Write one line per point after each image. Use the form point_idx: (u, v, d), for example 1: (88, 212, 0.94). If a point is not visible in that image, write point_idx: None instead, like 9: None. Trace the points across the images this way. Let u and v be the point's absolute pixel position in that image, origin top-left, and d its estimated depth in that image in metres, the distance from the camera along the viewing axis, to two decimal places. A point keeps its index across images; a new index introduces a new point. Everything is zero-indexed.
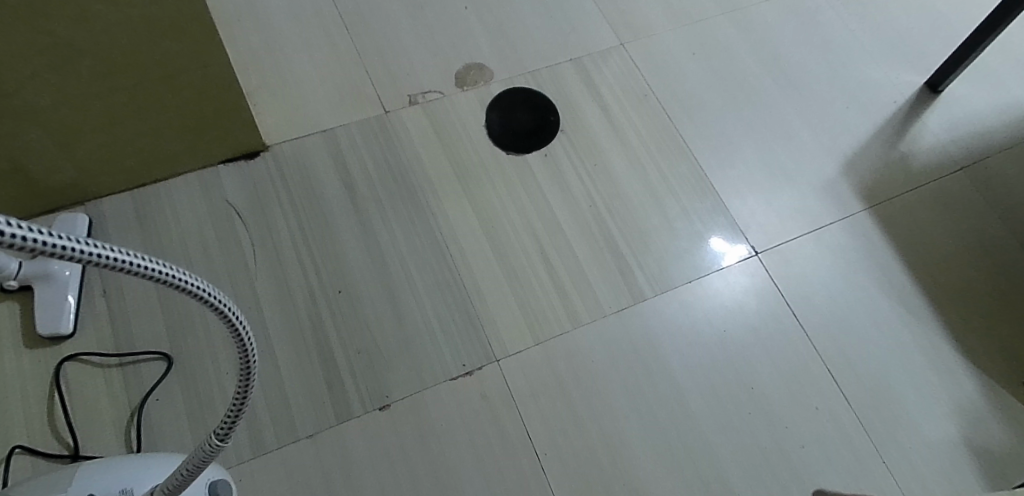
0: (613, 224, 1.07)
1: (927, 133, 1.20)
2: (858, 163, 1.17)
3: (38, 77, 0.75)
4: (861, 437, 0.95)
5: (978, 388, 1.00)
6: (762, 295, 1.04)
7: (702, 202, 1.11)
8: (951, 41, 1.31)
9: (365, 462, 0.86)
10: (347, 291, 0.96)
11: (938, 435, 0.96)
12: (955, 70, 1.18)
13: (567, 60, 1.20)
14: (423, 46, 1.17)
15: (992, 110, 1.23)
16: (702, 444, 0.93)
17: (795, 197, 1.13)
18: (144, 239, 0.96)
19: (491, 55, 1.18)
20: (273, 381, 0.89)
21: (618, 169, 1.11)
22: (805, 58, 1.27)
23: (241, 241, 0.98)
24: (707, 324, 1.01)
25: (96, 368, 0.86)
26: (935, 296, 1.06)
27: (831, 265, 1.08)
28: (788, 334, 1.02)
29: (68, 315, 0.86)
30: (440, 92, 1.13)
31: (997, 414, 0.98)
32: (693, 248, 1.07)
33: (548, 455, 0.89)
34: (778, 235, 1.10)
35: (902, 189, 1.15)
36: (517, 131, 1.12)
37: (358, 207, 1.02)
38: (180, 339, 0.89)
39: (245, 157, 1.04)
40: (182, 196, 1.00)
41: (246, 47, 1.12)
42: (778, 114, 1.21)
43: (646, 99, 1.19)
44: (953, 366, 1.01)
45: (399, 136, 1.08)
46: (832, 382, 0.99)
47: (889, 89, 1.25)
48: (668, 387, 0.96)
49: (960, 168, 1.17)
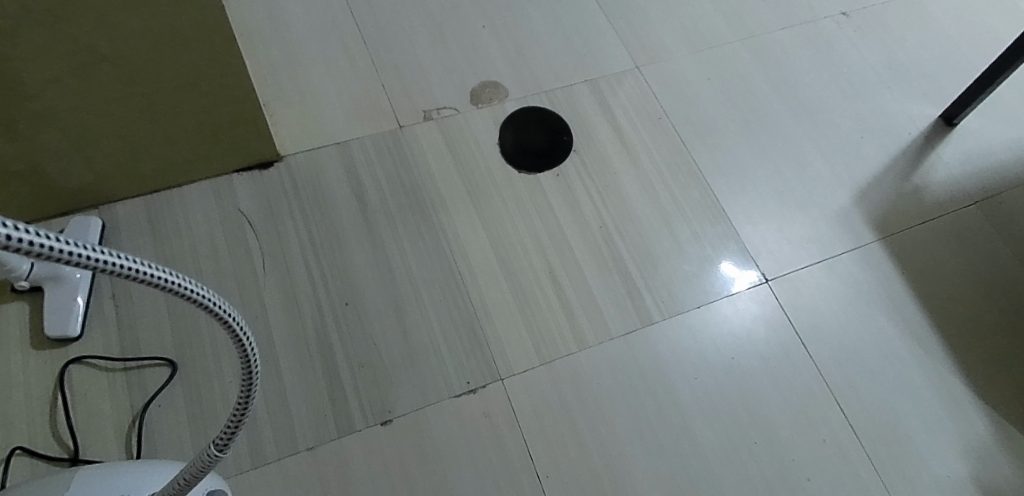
0: (623, 246, 1.06)
1: (942, 165, 1.19)
2: (871, 194, 1.16)
3: (61, 81, 0.77)
4: (868, 471, 0.94)
5: (988, 426, 0.98)
6: (771, 324, 1.03)
7: (713, 227, 1.10)
8: (966, 74, 1.30)
9: (365, 476, 0.85)
10: (354, 305, 0.96)
11: (946, 472, 0.94)
12: (970, 104, 1.18)
13: (581, 81, 1.20)
14: (439, 62, 1.18)
15: (1006, 145, 1.22)
16: (706, 473, 0.91)
17: (807, 225, 1.12)
18: (155, 245, 0.97)
19: (507, 73, 1.19)
20: (275, 392, 0.89)
21: (629, 191, 1.11)
22: (820, 87, 1.27)
23: (250, 251, 0.98)
24: (715, 351, 1.00)
25: (100, 371, 0.86)
26: (947, 332, 1.05)
27: (843, 296, 1.07)
28: (798, 366, 1.00)
29: (76, 317, 0.87)
30: (454, 108, 1.14)
31: (1008, 454, 0.96)
32: (702, 272, 1.06)
33: (549, 476, 0.88)
34: (789, 263, 1.09)
35: (915, 221, 1.14)
36: (530, 149, 1.12)
37: (368, 220, 1.03)
38: (186, 346, 0.89)
39: (259, 167, 1.04)
40: (196, 203, 1.01)
41: (266, 58, 1.13)
42: (792, 142, 1.20)
43: (660, 122, 1.19)
44: (963, 402, 1.00)
45: (412, 150, 1.09)
46: (841, 416, 0.97)
47: (904, 121, 1.24)
48: (673, 412, 0.95)
49: (974, 202, 1.16)
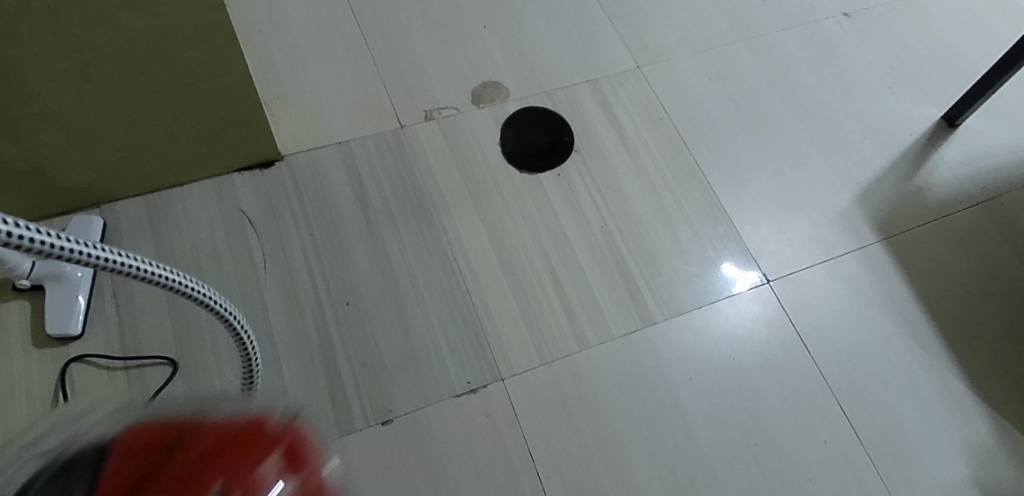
0: (624, 246, 1.06)
1: (943, 166, 1.19)
2: (873, 195, 1.16)
3: (63, 80, 0.77)
4: (870, 473, 0.93)
5: (990, 428, 0.98)
6: (772, 325, 1.03)
7: (714, 227, 1.10)
8: (967, 75, 1.30)
9: (364, 475, 0.85)
10: (355, 305, 0.96)
11: (948, 473, 0.94)
12: (973, 105, 1.18)
13: (583, 81, 1.20)
14: (440, 62, 1.18)
15: (1008, 146, 1.22)
16: (706, 474, 0.91)
17: (809, 226, 1.12)
18: (157, 244, 0.97)
19: (508, 73, 1.19)
20: (276, 391, 0.89)
21: (630, 191, 1.11)
22: (822, 88, 1.27)
23: (251, 251, 0.98)
24: (716, 351, 1.00)
25: (101, 369, 0.86)
26: (948, 333, 1.05)
27: (844, 296, 1.06)
28: (799, 367, 1.00)
29: (77, 315, 0.87)
30: (456, 108, 1.14)
31: (1010, 456, 0.96)
32: (704, 273, 1.06)
33: (549, 476, 0.88)
34: (790, 264, 1.09)
35: (917, 222, 1.14)
36: (531, 149, 1.12)
37: (369, 219, 1.03)
38: (187, 345, 0.90)
39: (260, 166, 1.05)
40: (197, 203, 1.01)
41: (267, 57, 1.13)
42: (793, 143, 1.20)
43: (662, 122, 1.19)
44: (964, 403, 0.99)
45: (413, 150, 1.09)
46: (843, 417, 0.97)
47: (906, 122, 1.24)
48: (674, 413, 0.95)
49: (976, 203, 1.16)
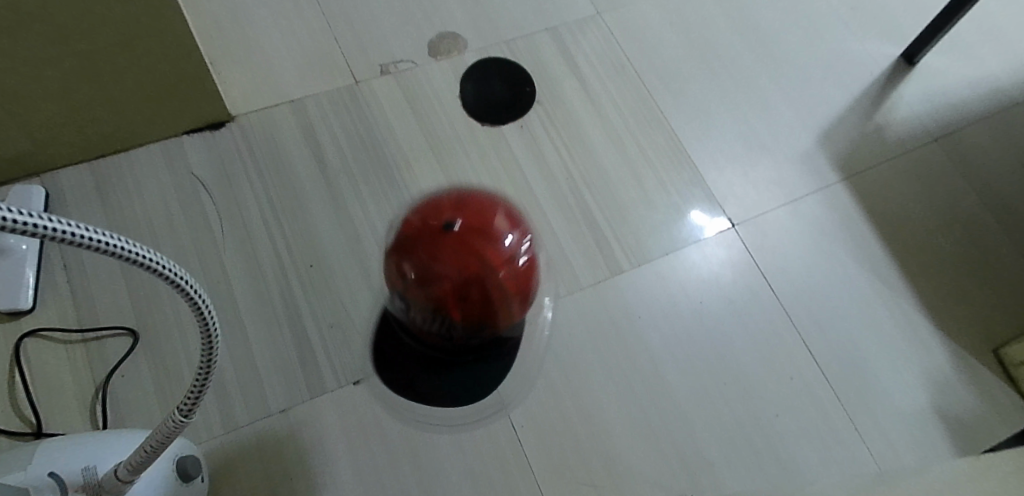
0: (590, 195, 1.06)
1: (903, 104, 1.20)
2: (835, 136, 1.17)
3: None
4: (834, 405, 0.97)
5: (948, 356, 1.02)
6: (737, 267, 1.04)
7: (679, 174, 1.10)
8: (925, 12, 1.30)
9: (338, 435, 0.85)
10: (318, 266, 0.94)
11: (909, 401, 0.98)
12: (931, 41, 1.18)
13: (542, 29, 1.18)
14: (395, 15, 1.14)
15: (965, 82, 1.23)
16: (678, 415, 0.93)
17: (772, 169, 1.13)
18: (105, 212, 0.93)
19: (465, 24, 1.15)
20: (243, 357, 0.88)
21: (595, 141, 1.10)
22: (783, 29, 1.26)
23: (208, 217, 0.95)
24: (683, 296, 1.01)
25: (57, 343, 0.84)
26: (907, 266, 1.07)
27: (807, 236, 1.08)
28: (764, 306, 1.02)
29: (26, 290, 0.85)
30: (412, 62, 1.11)
31: (966, 382, 1.00)
32: (670, 220, 1.06)
33: (524, 425, 0.89)
34: (754, 207, 1.09)
35: (877, 160, 1.15)
36: (492, 102, 1.10)
37: (329, 179, 1.00)
38: (147, 315, 0.88)
39: (211, 127, 1.01)
40: (147, 169, 0.97)
41: (212, 16, 1.09)
42: (756, 86, 1.20)
43: (624, 70, 1.17)
44: (923, 334, 1.03)
45: (371, 107, 1.06)
46: (807, 353, 1.00)
47: (866, 61, 1.24)
48: (644, 359, 0.96)
49: (934, 139, 1.18)
